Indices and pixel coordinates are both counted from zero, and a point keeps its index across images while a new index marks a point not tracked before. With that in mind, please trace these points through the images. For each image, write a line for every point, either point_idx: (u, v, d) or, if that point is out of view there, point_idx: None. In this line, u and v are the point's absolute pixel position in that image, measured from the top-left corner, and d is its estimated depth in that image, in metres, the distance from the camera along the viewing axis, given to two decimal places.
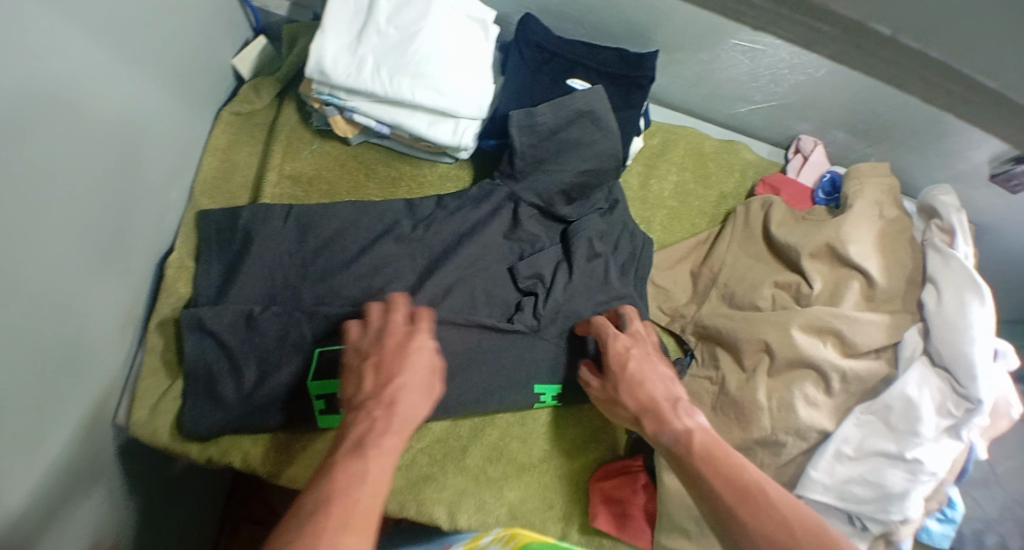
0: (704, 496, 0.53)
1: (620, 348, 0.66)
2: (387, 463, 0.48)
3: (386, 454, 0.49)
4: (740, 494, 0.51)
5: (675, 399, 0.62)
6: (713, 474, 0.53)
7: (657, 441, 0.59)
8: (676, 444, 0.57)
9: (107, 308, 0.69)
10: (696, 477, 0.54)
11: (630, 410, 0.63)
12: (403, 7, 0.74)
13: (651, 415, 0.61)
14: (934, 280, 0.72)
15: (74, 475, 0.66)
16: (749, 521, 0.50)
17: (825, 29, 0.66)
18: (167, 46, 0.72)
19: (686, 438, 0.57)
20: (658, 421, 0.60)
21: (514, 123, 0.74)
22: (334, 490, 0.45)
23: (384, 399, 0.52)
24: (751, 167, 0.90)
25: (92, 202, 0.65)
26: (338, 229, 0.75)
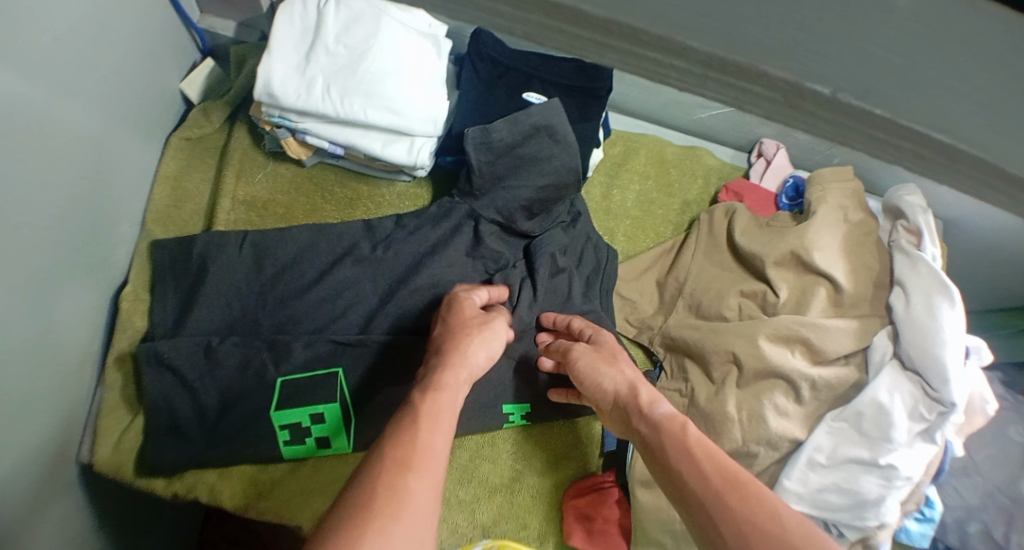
0: (693, 470, 0.52)
1: (617, 346, 0.68)
2: (453, 404, 0.55)
3: (453, 396, 0.55)
4: (733, 476, 0.50)
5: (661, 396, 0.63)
6: (709, 456, 0.53)
7: (650, 415, 0.58)
8: (674, 422, 0.57)
9: (65, 348, 0.67)
10: (687, 453, 0.53)
11: (625, 381, 0.62)
12: (351, 26, 0.73)
13: (648, 390, 0.61)
14: (902, 284, 0.71)
15: (35, 521, 0.64)
16: (743, 499, 0.48)
17: None
18: (108, 77, 0.70)
19: (682, 421, 0.57)
20: (654, 398, 0.60)
21: (469, 140, 0.73)
22: (414, 421, 0.51)
23: (455, 351, 0.59)
24: (715, 172, 0.90)
25: (42, 241, 0.63)
26: (296, 254, 0.73)
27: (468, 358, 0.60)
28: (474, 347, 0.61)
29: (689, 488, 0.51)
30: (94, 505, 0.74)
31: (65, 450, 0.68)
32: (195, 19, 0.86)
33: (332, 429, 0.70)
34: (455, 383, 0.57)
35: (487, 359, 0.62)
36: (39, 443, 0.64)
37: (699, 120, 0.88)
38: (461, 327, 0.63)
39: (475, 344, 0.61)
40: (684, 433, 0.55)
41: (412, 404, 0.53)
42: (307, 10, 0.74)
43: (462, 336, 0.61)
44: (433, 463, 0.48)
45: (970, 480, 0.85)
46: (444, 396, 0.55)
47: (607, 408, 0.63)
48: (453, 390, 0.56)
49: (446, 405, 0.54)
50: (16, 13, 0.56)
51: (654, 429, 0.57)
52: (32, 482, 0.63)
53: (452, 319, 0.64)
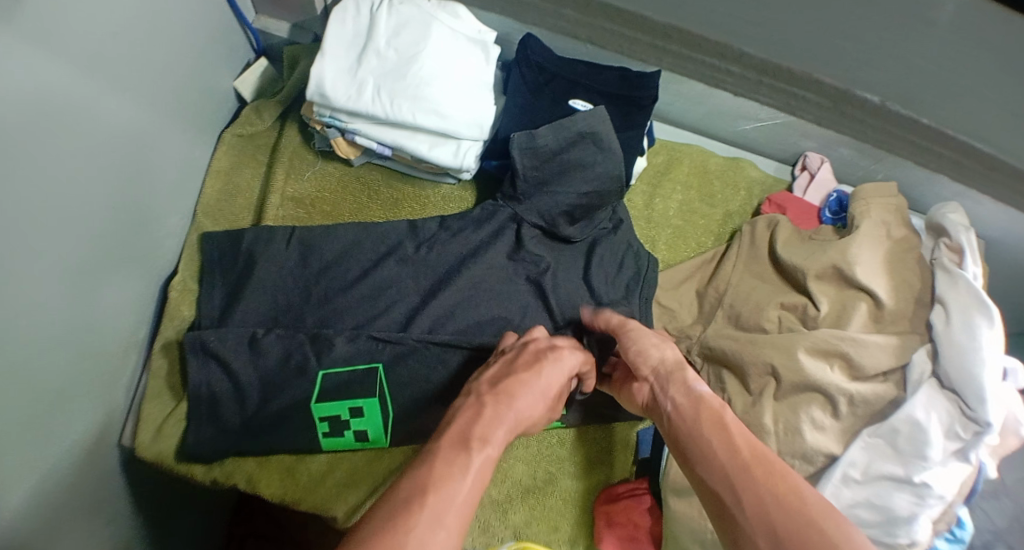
0: (719, 443, 0.53)
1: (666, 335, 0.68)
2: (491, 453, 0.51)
3: (493, 443, 0.51)
4: (758, 452, 0.52)
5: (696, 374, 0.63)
6: (744, 436, 0.53)
7: (690, 388, 0.59)
8: (712, 402, 0.57)
9: (112, 334, 0.69)
10: (723, 429, 0.54)
11: (670, 358, 0.63)
12: (401, 30, 0.75)
13: (687, 371, 0.61)
14: (942, 301, 0.70)
15: (75, 503, 0.66)
16: (772, 475, 0.50)
17: (808, 96, 0.76)
18: (163, 71, 0.72)
19: (720, 402, 0.57)
20: (695, 377, 0.61)
21: (515, 144, 0.75)
22: (440, 465, 0.48)
23: (497, 394, 0.56)
24: (757, 185, 0.91)
25: (93, 228, 0.64)
26: (341, 251, 0.75)
27: (517, 415, 0.55)
28: (517, 392, 0.56)
29: (715, 458, 0.52)
30: (133, 492, 0.76)
31: (109, 432, 0.70)
32: (251, 20, 0.89)
33: (370, 423, 0.71)
34: (500, 440, 0.52)
35: (535, 405, 0.57)
36: (83, 422, 0.66)
37: (742, 131, 0.89)
38: (522, 381, 0.57)
39: (523, 387, 0.57)
40: (718, 410, 0.56)
41: (450, 453, 0.49)
42: (359, 14, 0.76)
43: (514, 385, 0.57)
44: (457, 520, 0.44)
45: (999, 502, 0.84)
46: (485, 451, 0.50)
47: (642, 374, 0.63)
48: (494, 442, 0.51)
49: (483, 462, 0.49)
50: (69, 9, 0.58)
51: (691, 401, 0.58)
52: (75, 461, 0.65)
53: (517, 374, 0.58)
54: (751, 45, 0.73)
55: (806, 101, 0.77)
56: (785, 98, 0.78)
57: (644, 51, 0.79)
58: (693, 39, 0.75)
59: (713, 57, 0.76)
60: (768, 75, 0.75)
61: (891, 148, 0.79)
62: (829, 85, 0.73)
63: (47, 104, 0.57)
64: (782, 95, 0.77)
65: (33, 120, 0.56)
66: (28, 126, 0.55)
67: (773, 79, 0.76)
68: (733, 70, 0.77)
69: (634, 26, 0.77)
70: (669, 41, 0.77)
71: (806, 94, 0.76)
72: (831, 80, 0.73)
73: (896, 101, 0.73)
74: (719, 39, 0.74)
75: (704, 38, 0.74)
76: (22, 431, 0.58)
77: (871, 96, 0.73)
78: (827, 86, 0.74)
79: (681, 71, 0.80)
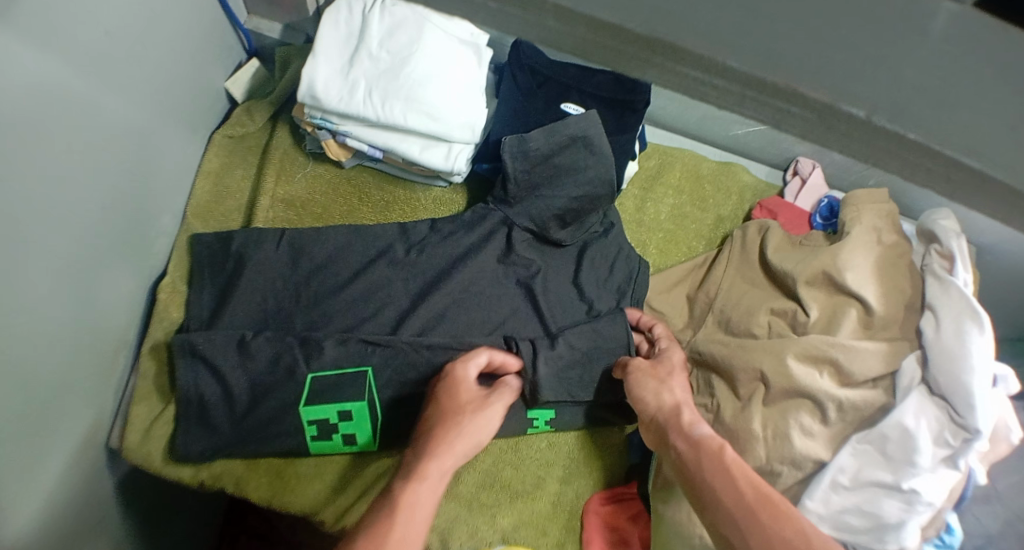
0: (724, 490, 0.56)
1: (679, 360, 0.70)
2: (426, 489, 0.55)
3: (418, 478, 0.56)
4: (766, 499, 0.54)
5: (687, 406, 0.64)
6: (746, 477, 0.56)
7: (691, 432, 0.61)
8: (712, 443, 0.59)
9: (103, 337, 0.68)
10: (725, 472, 0.57)
11: (671, 400, 0.65)
12: (394, 32, 0.75)
13: (688, 410, 0.63)
14: (933, 308, 0.71)
15: (61, 507, 0.65)
16: (776, 522, 0.53)
17: None
18: (158, 71, 0.72)
19: (720, 441, 0.60)
20: (695, 419, 0.62)
21: (507, 148, 0.76)
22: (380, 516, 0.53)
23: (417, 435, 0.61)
24: (749, 189, 0.91)
25: (85, 228, 0.64)
26: (331, 253, 0.75)
27: (455, 448, 0.59)
28: (431, 423, 0.61)
29: (719, 502, 0.55)
30: (120, 496, 0.75)
31: (97, 433, 0.70)
32: (243, 21, 0.89)
33: (358, 426, 0.70)
34: (437, 473, 0.57)
35: (456, 421, 0.60)
36: (70, 424, 0.65)
37: (735, 136, 0.89)
38: (451, 413, 0.61)
39: (438, 415, 0.61)
40: (719, 452, 0.59)
41: (391, 500, 0.54)
42: (352, 15, 0.76)
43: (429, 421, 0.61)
44: None
45: (989, 507, 0.84)
46: (419, 487, 0.55)
47: (645, 420, 0.66)
48: (423, 478, 0.56)
49: (420, 497, 0.55)
50: (67, 5, 0.58)
51: (692, 447, 0.60)
52: (64, 463, 0.65)
53: (443, 406, 0.62)
54: None
55: None
56: None
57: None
58: None
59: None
60: None
61: None
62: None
63: (43, 101, 0.57)
64: None
65: (30, 116, 0.56)
66: (26, 122, 0.55)
67: None
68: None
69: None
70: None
71: None
72: None
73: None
74: None
75: None
76: (11, 431, 0.57)
77: None
78: None
79: None
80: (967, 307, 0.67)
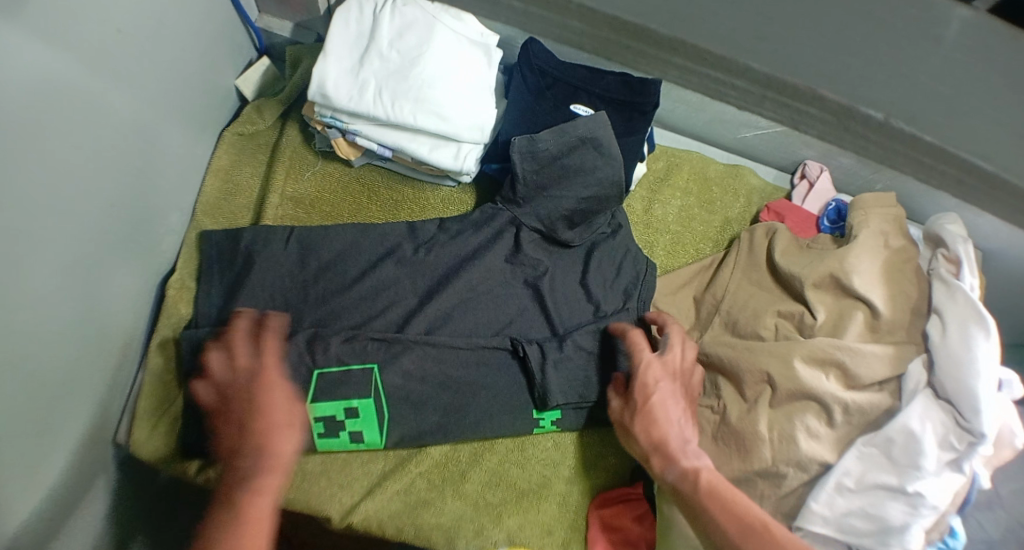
0: (713, 530, 0.59)
1: (648, 381, 0.68)
2: (268, 500, 0.55)
3: (255, 491, 0.55)
4: (753, 528, 0.58)
5: (659, 442, 0.65)
6: (723, 510, 0.59)
7: (664, 477, 0.64)
8: (686, 481, 0.62)
9: (110, 333, 0.69)
10: (702, 511, 0.60)
11: (643, 444, 0.66)
12: (404, 32, 0.75)
13: (660, 451, 0.65)
14: (939, 312, 0.70)
15: (66, 505, 0.65)
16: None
17: (811, 111, 0.60)
18: (168, 68, 0.72)
19: (694, 473, 0.62)
20: (669, 455, 0.64)
21: (516, 148, 0.76)
22: (220, 539, 0.51)
23: (238, 444, 0.58)
24: (757, 192, 0.92)
25: (92, 224, 0.64)
26: (339, 251, 0.75)
27: (282, 455, 0.57)
28: (251, 434, 0.58)
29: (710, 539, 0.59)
30: (126, 489, 0.75)
31: (104, 427, 0.70)
32: (254, 19, 0.89)
33: (365, 424, 0.70)
34: (274, 480, 0.56)
35: (269, 425, 0.58)
36: (76, 418, 0.65)
37: (743, 139, 0.90)
38: (274, 424, 0.58)
39: (253, 424, 0.58)
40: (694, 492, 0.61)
41: (233, 517, 0.53)
42: (362, 15, 0.76)
43: (249, 429, 0.58)
44: None
45: (992, 513, 0.83)
46: (259, 499, 0.54)
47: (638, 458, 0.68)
48: (261, 491, 0.55)
49: (260, 511, 0.54)
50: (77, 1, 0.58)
51: (674, 490, 0.63)
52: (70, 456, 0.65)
53: (268, 417, 0.58)
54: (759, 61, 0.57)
55: (806, 115, 0.61)
56: (789, 112, 0.62)
57: (648, 63, 0.67)
58: (699, 53, 0.59)
59: (715, 69, 0.60)
60: (776, 91, 0.59)
61: (899, 169, 0.67)
62: (831, 103, 0.58)
63: (45, 96, 0.56)
64: (784, 109, 0.62)
65: (34, 110, 0.55)
66: (31, 118, 0.55)
67: (777, 93, 0.59)
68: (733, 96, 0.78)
69: (633, 38, 0.62)
70: (671, 55, 0.61)
71: (808, 115, 0.61)
72: (835, 95, 0.57)
73: (901, 118, 0.57)
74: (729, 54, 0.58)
75: (711, 50, 0.58)
76: (18, 426, 0.58)
77: (870, 118, 0.58)
78: (830, 102, 0.58)
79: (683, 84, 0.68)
80: (970, 302, 0.67)
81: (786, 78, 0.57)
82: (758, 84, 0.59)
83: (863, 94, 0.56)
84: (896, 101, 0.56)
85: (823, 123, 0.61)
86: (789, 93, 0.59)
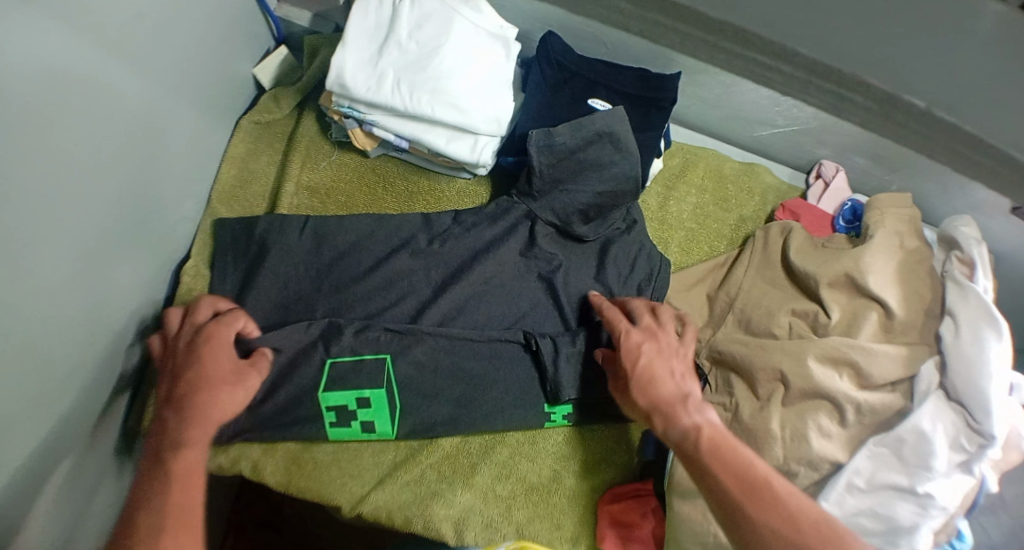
0: (716, 492, 0.57)
1: (632, 346, 0.65)
2: (196, 455, 0.56)
3: (184, 446, 0.55)
4: (756, 494, 0.56)
5: (655, 404, 0.63)
6: (726, 475, 0.57)
7: (666, 438, 0.62)
8: (688, 443, 0.60)
9: (123, 319, 0.69)
10: (704, 474, 0.58)
11: (642, 407, 0.64)
12: (423, 23, 0.75)
13: (660, 412, 0.62)
14: (952, 313, 0.70)
15: (77, 491, 0.65)
16: (769, 517, 0.55)
17: (858, 99, 0.77)
18: (186, 55, 0.72)
19: (697, 434, 0.60)
20: (668, 415, 0.62)
21: (533, 142, 0.76)
22: (153, 491, 0.53)
23: (172, 398, 0.58)
24: (771, 191, 0.92)
25: (108, 208, 0.64)
26: (353, 241, 0.75)
27: (217, 412, 0.58)
28: (186, 391, 0.58)
29: (713, 503, 0.57)
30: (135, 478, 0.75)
31: (116, 414, 0.70)
32: (273, 8, 0.89)
33: (377, 414, 0.70)
34: (203, 435, 0.57)
35: (207, 383, 0.58)
36: (90, 404, 0.65)
37: (759, 137, 0.91)
38: (209, 381, 0.58)
39: (189, 382, 0.58)
40: (693, 456, 0.59)
41: (162, 472, 0.54)
42: (381, 5, 0.76)
43: (185, 385, 0.58)
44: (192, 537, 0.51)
45: (996, 516, 0.84)
46: (187, 454, 0.55)
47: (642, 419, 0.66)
48: (190, 447, 0.56)
49: (189, 466, 0.55)
50: None
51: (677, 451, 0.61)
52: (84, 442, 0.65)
53: (198, 372, 0.59)
54: (804, 46, 0.73)
55: (854, 104, 0.77)
56: (828, 99, 0.78)
57: (691, 50, 0.79)
58: (746, 36, 0.75)
59: (765, 55, 0.76)
60: (816, 74, 0.75)
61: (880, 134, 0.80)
62: (876, 88, 0.74)
63: (66, 79, 0.56)
64: (828, 96, 0.78)
65: (54, 92, 0.55)
66: (51, 102, 0.55)
67: (821, 80, 0.76)
68: (785, 69, 0.76)
69: (686, 21, 0.76)
70: (718, 38, 0.76)
71: (850, 101, 0.77)
72: (879, 81, 0.73)
73: (941, 107, 0.73)
74: (775, 40, 0.74)
75: (757, 35, 0.74)
76: (34, 411, 0.57)
77: (917, 103, 0.73)
78: (875, 89, 0.74)
79: (726, 67, 0.79)
80: (983, 303, 0.67)
81: (831, 66, 0.73)
82: (804, 69, 0.75)
83: (908, 82, 0.72)
84: (935, 88, 0.71)
85: (867, 111, 0.78)
86: (836, 78, 0.75)
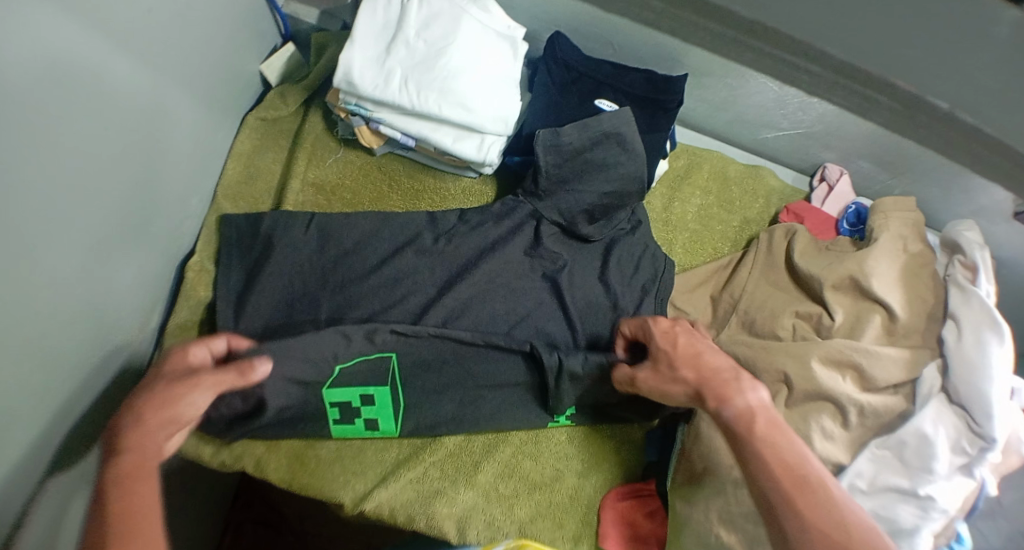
0: (767, 473, 0.54)
1: (666, 329, 0.66)
2: (132, 458, 0.53)
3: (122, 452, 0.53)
4: (808, 478, 0.53)
5: (702, 381, 0.61)
6: (780, 454, 0.54)
7: (719, 416, 0.58)
8: (743, 420, 0.57)
9: (127, 313, 0.69)
10: (760, 450, 0.55)
11: (688, 383, 0.61)
12: (432, 22, 0.75)
13: (710, 387, 0.60)
14: (954, 316, 0.70)
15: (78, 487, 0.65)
16: (821, 501, 0.52)
17: (880, 100, 0.77)
18: (194, 49, 0.72)
19: (749, 413, 0.57)
20: (720, 391, 0.59)
21: (540, 141, 0.76)
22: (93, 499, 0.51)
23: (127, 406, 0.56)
24: (775, 194, 0.92)
25: (115, 201, 0.64)
26: (359, 238, 0.75)
27: (164, 418, 0.55)
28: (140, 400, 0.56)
29: (764, 485, 0.53)
30: None
31: None
32: (281, 5, 0.89)
33: (381, 412, 0.71)
34: (142, 440, 0.53)
35: (159, 390, 0.56)
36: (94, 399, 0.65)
37: (764, 140, 0.91)
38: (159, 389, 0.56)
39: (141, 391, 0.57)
40: (749, 433, 0.56)
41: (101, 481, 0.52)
42: (390, 4, 0.76)
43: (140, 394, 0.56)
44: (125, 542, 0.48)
45: (995, 522, 0.84)
46: (124, 458, 0.52)
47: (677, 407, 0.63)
48: (131, 451, 0.53)
49: (128, 469, 0.52)
50: None
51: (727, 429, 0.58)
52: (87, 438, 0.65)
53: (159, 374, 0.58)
54: (828, 45, 0.73)
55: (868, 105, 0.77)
56: (851, 102, 0.78)
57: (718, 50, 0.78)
58: (778, 36, 0.74)
59: (787, 52, 0.76)
60: (841, 75, 0.75)
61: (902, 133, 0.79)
62: (902, 90, 0.74)
63: (76, 70, 0.56)
64: (851, 97, 0.77)
65: (63, 84, 0.55)
66: (60, 93, 0.55)
67: (849, 80, 0.76)
68: (807, 68, 0.76)
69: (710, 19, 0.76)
70: (745, 37, 0.76)
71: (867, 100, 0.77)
72: (903, 82, 0.73)
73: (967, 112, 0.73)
74: (802, 38, 0.74)
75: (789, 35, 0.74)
76: (38, 405, 0.57)
77: (939, 104, 0.74)
78: (900, 91, 0.75)
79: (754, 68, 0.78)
80: (987, 307, 0.68)
81: (853, 64, 0.73)
82: (831, 68, 0.75)
83: (930, 84, 0.72)
84: (959, 93, 0.72)
85: (888, 111, 0.78)
86: (857, 77, 0.75)
